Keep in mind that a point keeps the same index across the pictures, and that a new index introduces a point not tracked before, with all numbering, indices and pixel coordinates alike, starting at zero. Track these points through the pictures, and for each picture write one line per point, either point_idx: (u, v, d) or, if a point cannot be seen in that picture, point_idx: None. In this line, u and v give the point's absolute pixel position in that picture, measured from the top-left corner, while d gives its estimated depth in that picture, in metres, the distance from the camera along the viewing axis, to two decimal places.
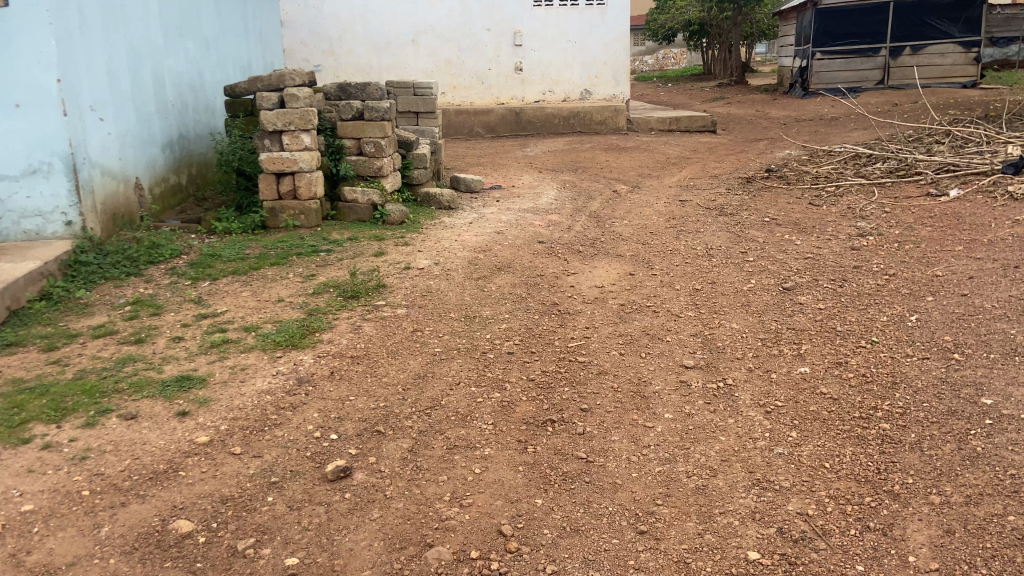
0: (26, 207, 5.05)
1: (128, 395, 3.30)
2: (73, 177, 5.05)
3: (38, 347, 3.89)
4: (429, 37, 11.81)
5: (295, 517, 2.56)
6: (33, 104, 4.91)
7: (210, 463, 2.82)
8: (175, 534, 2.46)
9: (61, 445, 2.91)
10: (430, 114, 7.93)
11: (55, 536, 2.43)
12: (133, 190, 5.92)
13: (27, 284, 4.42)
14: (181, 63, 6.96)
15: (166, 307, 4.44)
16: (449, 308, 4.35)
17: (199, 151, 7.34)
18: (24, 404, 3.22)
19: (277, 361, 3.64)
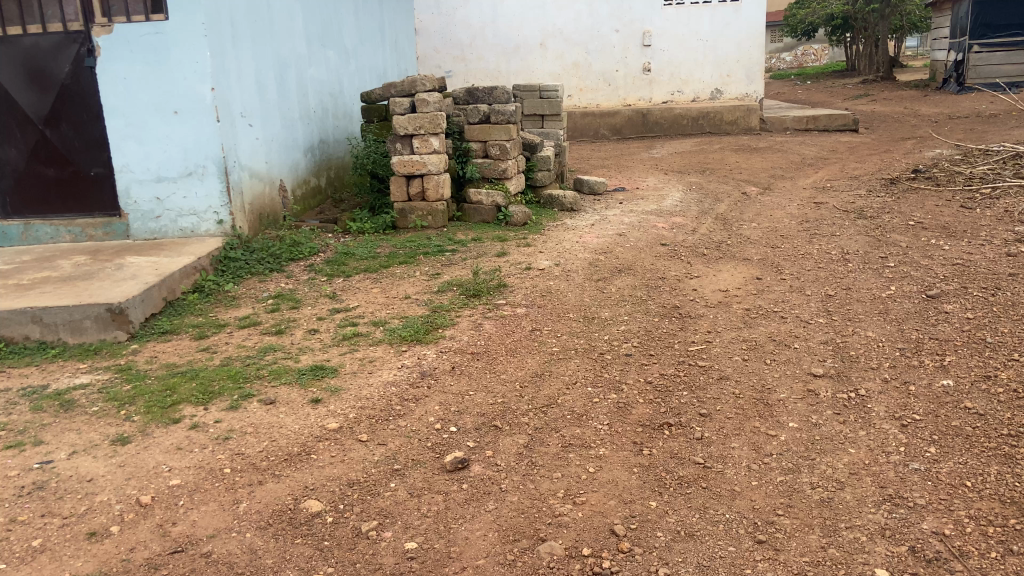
0: (183, 206, 5.54)
1: (268, 381, 3.55)
2: (223, 179, 5.48)
3: (190, 335, 4.25)
4: (557, 41, 11.89)
5: (415, 504, 2.66)
6: (189, 111, 5.36)
7: (339, 448, 2.98)
8: (306, 513, 2.61)
9: (207, 426, 3.16)
10: (556, 116, 7.99)
11: (197, 509, 2.64)
12: (277, 191, 6.34)
13: (182, 277, 4.82)
14: (323, 72, 7.38)
15: (304, 301, 4.73)
16: (568, 308, 4.37)
17: (337, 155, 7.76)
18: (176, 386, 3.54)
19: (402, 354, 3.80)
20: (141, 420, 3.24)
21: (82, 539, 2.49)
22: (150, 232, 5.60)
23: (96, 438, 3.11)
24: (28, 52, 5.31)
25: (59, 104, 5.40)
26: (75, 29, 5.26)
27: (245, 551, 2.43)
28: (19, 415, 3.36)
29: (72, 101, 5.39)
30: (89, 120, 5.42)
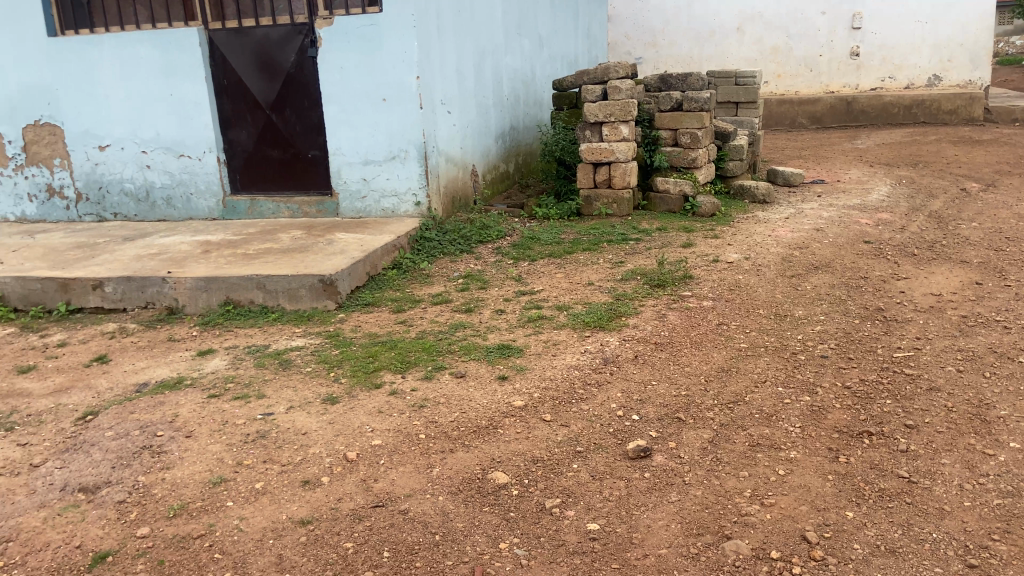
0: (386, 188, 5.94)
1: (459, 356, 3.74)
2: (423, 163, 5.81)
3: (389, 308, 4.56)
4: (756, 24, 11.39)
5: (598, 487, 2.69)
6: (396, 99, 5.72)
7: (524, 425, 3.08)
8: (493, 484, 2.73)
9: (404, 393, 3.39)
10: (751, 104, 7.68)
11: (396, 469, 2.84)
12: (470, 176, 6.60)
13: (383, 254, 5.17)
14: (518, 60, 7.57)
15: (492, 282, 4.91)
16: (758, 304, 4.21)
17: (526, 142, 7.94)
18: (377, 354, 3.82)
19: (585, 339, 3.84)
20: (348, 382, 3.53)
21: (297, 486, 2.76)
22: (356, 211, 6.06)
23: (309, 396, 3.43)
24: (260, 44, 5.88)
25: (284, 91, 5.97)
26: (300, 21, 5.77)
27: (438, 513, 2.58)
28: (246, 370, 3.78)
29: (296, 88, 5.94)
30: (310, 106, 5.96)
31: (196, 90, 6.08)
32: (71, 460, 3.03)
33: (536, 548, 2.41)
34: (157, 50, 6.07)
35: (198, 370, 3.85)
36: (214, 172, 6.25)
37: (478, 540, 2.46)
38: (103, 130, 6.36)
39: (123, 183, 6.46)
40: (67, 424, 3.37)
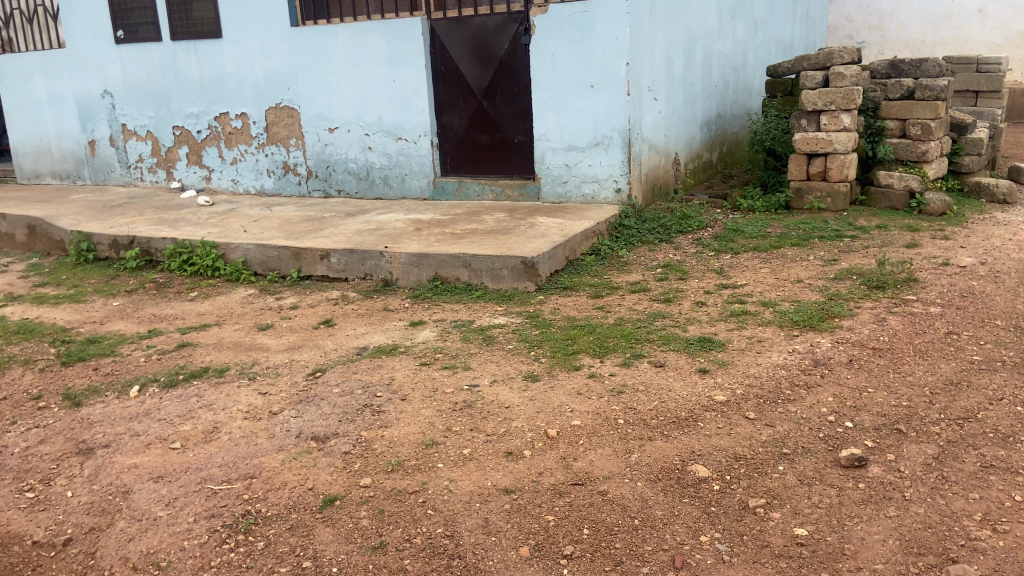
0: (588, 174, 6.03)
1: (658, 345, 3.72)
2: (627, 150, 5.82)
3: (588, 293, 4.63)
4: (1003, 6, 10.19)
5: (805, 492, 2.58)
6: (604, 85, 5.78)
7: (725, 421, 3.02)
8: (693, 476, 2.70)
9: (603, 377, 3.44)
10: (994, 94, 6.94)
11: (595, 450, 2.89)
12: (672, 164, 6.50)
13: (583, 240, 5.24)
14: (730, 45, 7.31)
15: (692, 274, 4.83)
16: (997, 314, 3.79)
17: (733, 131, 7.66)
18: (576, 337, 3.90)
19: (793, 339, 3.67)
20: (548, 362, 3.64)
21: (502, 456, 2.89)
22: (557, 195, 6.20)
23: (511, 371, 3.58)
24: (477, 32, 6.15)
25: (497, 78, 6.22)
26: (516, 10, 5.96)
27: (637, 498, 2.60)
28: (453, 342, 4.01)
29: (508, 75, 6.17)
30: (519, 92, 6.17)
31: (416, 77, 6.47)
32: (303, 410, 3.38)
33: (738, 545, 2.37)
34: (384, 39, 6.53)
35: (410, 339, 4.14)
36: (427, 154, 6.63)
37: (678, 530, 2.45)
38: (333, 114, 6.95)
39: (347, 163, 7.02)
40: (301, 378, 3.77)
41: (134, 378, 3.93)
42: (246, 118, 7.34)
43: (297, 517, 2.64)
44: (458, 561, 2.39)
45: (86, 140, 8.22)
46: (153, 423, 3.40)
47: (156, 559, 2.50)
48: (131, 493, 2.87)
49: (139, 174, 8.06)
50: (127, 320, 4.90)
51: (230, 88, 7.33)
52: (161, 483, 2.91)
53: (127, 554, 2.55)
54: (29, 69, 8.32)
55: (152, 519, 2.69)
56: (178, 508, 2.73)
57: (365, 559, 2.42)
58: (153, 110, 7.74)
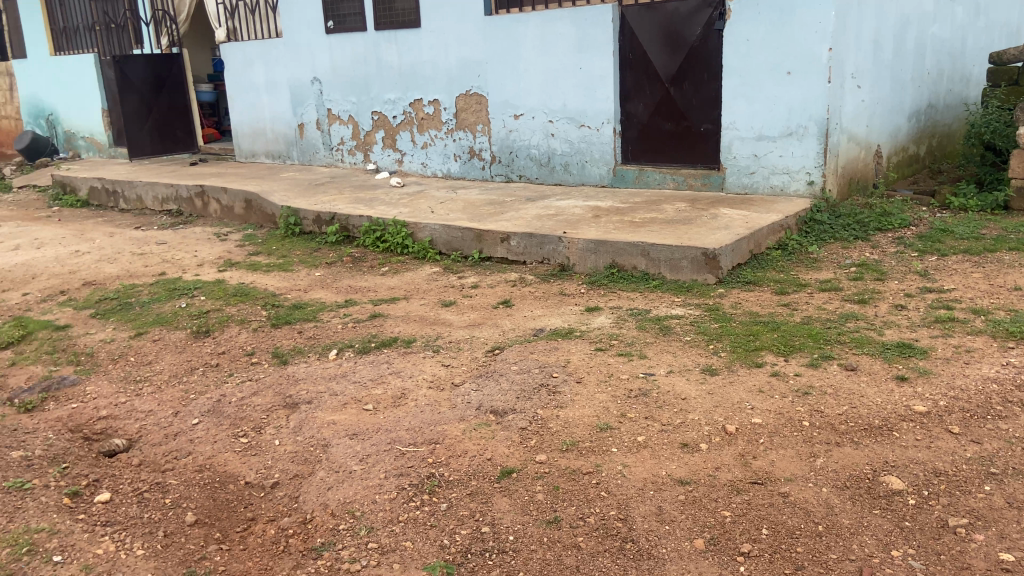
0: (778, 164, 5.78)
1: (849, 347, 3.51)
2: (823, 140, 5.51)
3: (772, 289, 4.45)
4: None
5: (1016, 516, 2.34)
6: (802, 72, 5.51)
7: (923, 433, 2.80)
8: (884, 487, 2.54)
9: (787, 376, 3.30)
10: None
11: (777, 451, 2.78)
12: (873, 157, 6.06)
13: (769, 233, 5.03)
14: (948, 29, 6.68)
15: (890, 274, 4.49)
16: None
17: (945, 123, 7.00)
18: (759, 333, 3.76)
19: (1009, 351, 3.32)
20: (728, 357, 3.55)
21: (677, 447, 2.86)
22: (742, 186, 6.00)
23: (688, 363, 3.52)
24: (668, 18, 6.08)
25: (686, 65, 6.11)
26: None
27: (821, 504, 2.48)
28: (629, 330, 4.01)
29: (698, 61, 6.04)
30: (708, 79, 6.02)
31: (603, 64, 6.48)
32: (483, 384, 3.52)
33: (934, 564, 2.20)
34: (574, 26, 6.59)
35: (586, 324, 4.18)
36: (609, 142, 6.62)
37: (865, 541, 2.32)
38: (520, 101, 7.12)
39: (530, 149, 7.17)
40: (480, 353, 3.93)
41: (332, 343, 4.28)
42: (437, 104, 7.70)
43: (476, 485, 2.77)
44: (630, 544, 2.41)
45: (296, 123, 8.96)
46: (348, 385, 3.69)
47: (351, 508, 2.72)
48: (329, 447, 3.13)
49: (340, 156, 8.69)
50: (326, 290, 5.33)
51: (425, 75, 7.71)
52: (355, 440, 3.15)
53: (326, 501, 2.78)
54: (250, 57, 9.15)
55: (347, 472, 2.92)
56: (370, 464, 2.95)
57: (540, 532, 2.50)
58: (355, 96, 8.31)
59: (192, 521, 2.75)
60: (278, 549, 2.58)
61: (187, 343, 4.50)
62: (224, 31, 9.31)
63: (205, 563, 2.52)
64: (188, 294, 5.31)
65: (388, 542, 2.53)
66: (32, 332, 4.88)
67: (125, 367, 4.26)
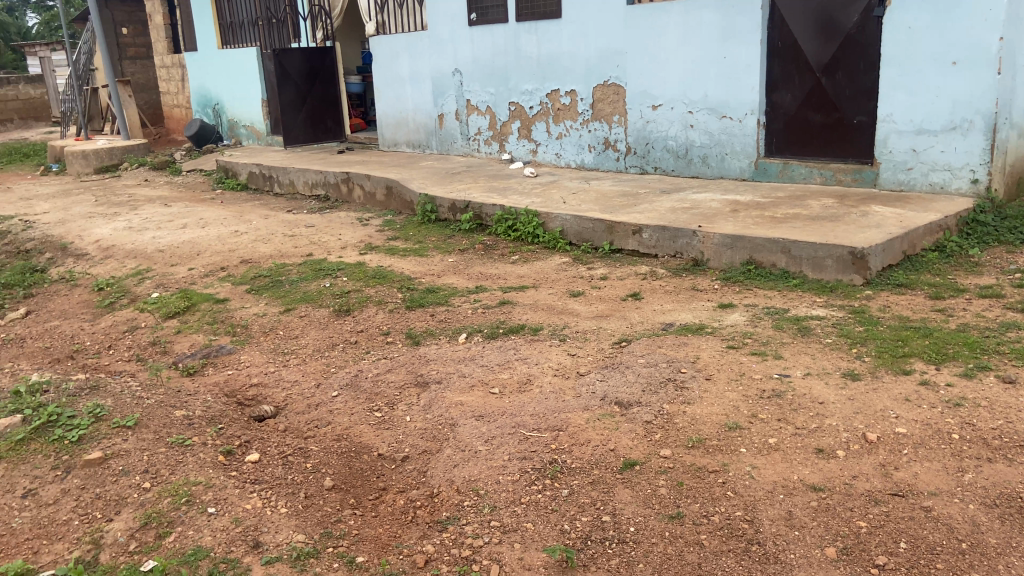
0: (938, 160, 5.39)
1: (1011, 359, 3.23)
2: (991, 136, 5.11)
3: (924, 293, 4.17)
4: None
5: None
6: (970, 62, 5.11)
7: None
8: None
9: (937, 386, 3.08)
10: None
11: (921, 463, 2.61)
12: None
13: (925, 233, 4.70)
14: None
15: None
16: None
17: None
18: (908, 339, 3.53)
19: None
20: (871, 362, 3.35)
21: (811, 452, 2.74)
22: (897, 183, 5.62)
23: (827, 366, 3.36)
24: (823, 4, 5.89)
25: (840, 53, 5.90)
26: None
27: (966, 521, 2.32)
28: (764, 329, 3.86)
29: (853, 50, 5.81)
30: (864, 69, 5.76)
31: (748, 54, 6.27)
32: (609, 375, 3.51)
33: None
34: (719, 14, 6.40)
35: (719, 320, 4.07)
36: (751, 134, 6.40)
37: (1016, 564, 2.15)
38: (659, 91, 7.00)
39: (667, 141, 7.04)
40: (607, 345, 3.92)
41: (463, 327, 4.40)
42: (574, 94, 7.70)
43: (599, 474, 2.77)
44: (756, 547, 2.34)
45: (437, 113, 9.23)
46: (476, 368, 3.78)
47: (475, 486, 2.80)
48: (456, 426, 3.23)
49: (476, 146, 8.88)
50: (459, 275, 5.48)
51: (563, 66, 7.73)
52: (482, 421, 3.23)
53: (453, 477, 2.88)
54: (396, 49, 9.50)
55: (473, 451, 3.01)
56: (495, 446, 3.02)
57: (662, 526, 2.47)
58: (493, 87, 8.45)
59: (329, 486, 2.93)
60: (407, 519, 2.70)
61: (329, 321, 4.76)
62: (374, 24, 9.72)
63: (340, 526, 2.67)
64: (332, 275, 5.62)
65: (511, 522, 2.58)
66: (195, 304, 5.33)
67: (274, 340, 4.57)
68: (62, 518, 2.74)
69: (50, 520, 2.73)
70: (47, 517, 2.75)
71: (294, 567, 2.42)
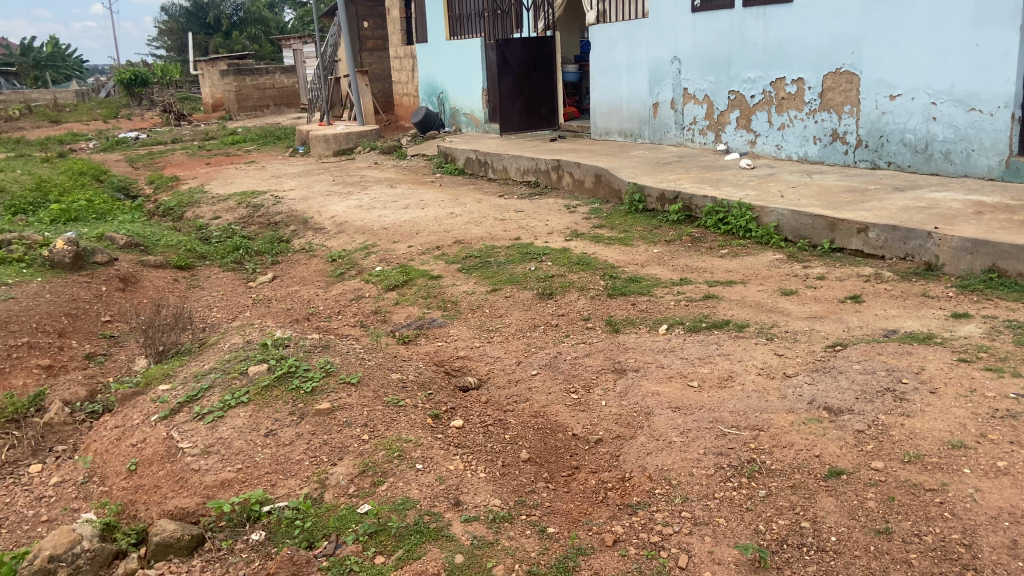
0: None
1: None
2: None
3: None
4: None
5: None
6: None
7: None
8: None
9: None
10: None
11: None
12: None
13: None
14: None
15: None
16: None
17: None
18: None
19: None
20: None
21: None
22: None
23: None
24: None
25: None
26: None
27: None
28: (1004, 343, 3.46)
29: None
30: None
31: (1009, 39, 5.61)
32: (818, 379, 3.33)
33: None
34: None
35: (950, 331, 3.70)
36: (1005, 129, 5.76)
37: None
38: (898, 80, 6.46)
39: (904, 133, 6.48)
40: (818, 347, 3.71)
41: (664, 318, 4.37)
42: (801, 83, 7.29)
43: (800, 478, 2.65)
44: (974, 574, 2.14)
45: (652, 102, 9.14)
46: (676, 360, 3.75)
47: (668, 475, 2.79)
48: (652, 415, 3.23)
49: (691, 136, 8.70)
50: (663, 266, 5.43)
51: (791, 53, 7.34)
52: (678, 413, 3.20)
53: (645, 464, 2.89)
54: (615, 37, 9.51)
55: (667, 442, 2.99)
56: (690, 439, 2.98)
57: (867, 539, 2.32)
58: (713, 75, 8.22)
59: (525, 458, 3.06)
60: (598, 498, 2.76)
61: (533, 303, 4.93)
62: (594, 13, 9.82)
63: (534, 496, 2.79)
64: (538, 259, 5.80)
65: (702, 515, 2.55)
66: (413, 278, 5.75)
67: (481, 317, 4.82)
68: (295, 457, 3.10)
69: (285, 457, 3.10)
70: (283, 455, 3.12)
71: (490, 527, 2.57)
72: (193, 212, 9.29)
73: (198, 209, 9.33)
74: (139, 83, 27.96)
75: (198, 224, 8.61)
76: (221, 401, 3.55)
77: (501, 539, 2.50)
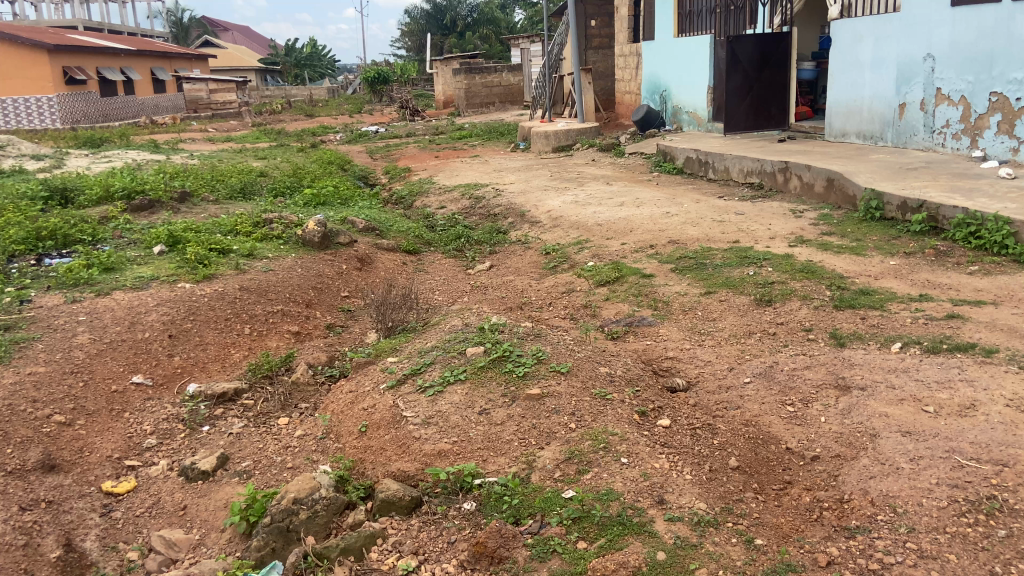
0: None
1: None
2: None
3: None
4: None
5: None
6: None
7: None
8: None
9: None
10: None
11: None
12: None
13: None
14: None
15: None
16: None
17: None
18: None
19: None
20: None
21: None
22: None
23: None
24: None
25: None
26: None
27: None
28: None
29: None
30: None
31: None
32: None
33: None
34: None
35: None
36: None
37: None
38: None
39: None
40: None
41: (898, 335, 4.02)
42: None
43: None
44: None
45: (898, 102, 8.39)
46: (910, 381, 3.44)
47: (892, 502, 2.58)
48: (878, 437, 2.99)
49: (941, 140, 7.86)
50: (899, 280, 4.99)
51: None
52: (909, 437, 2.94)
53: (867, 488, 2.69)
54: (859, 33, 8.84)
55: (894, 467, 2.76)
56: (921, 467, 2.73)
57: None
58: (973, 75, 7.39)
59: (734, 465, 2.98)
60: (811, 517, 2.63)
61: (750, 309, 4.75)
62: (838, 8, 9.23)
63: (742, 506, 2.71)
64: (757, 264, 5.56)
65: (930, 548, 2.34)
66: (625, 276, 5.76)
67: (693, 319, 4.74)
68: (506, 437, 3.25)
69: (497, 436, 3.26)
70: (495, 433, 3.29)
71: (694, 530, 2.53)
72: (421, 201, 9.98)
73: (426, 199, 10.00)
74: (381, 80, 30.49)
75: (426, 213, 9.24)
76: (442, 376, 3.80)
77: (705, 543, 2.46)
